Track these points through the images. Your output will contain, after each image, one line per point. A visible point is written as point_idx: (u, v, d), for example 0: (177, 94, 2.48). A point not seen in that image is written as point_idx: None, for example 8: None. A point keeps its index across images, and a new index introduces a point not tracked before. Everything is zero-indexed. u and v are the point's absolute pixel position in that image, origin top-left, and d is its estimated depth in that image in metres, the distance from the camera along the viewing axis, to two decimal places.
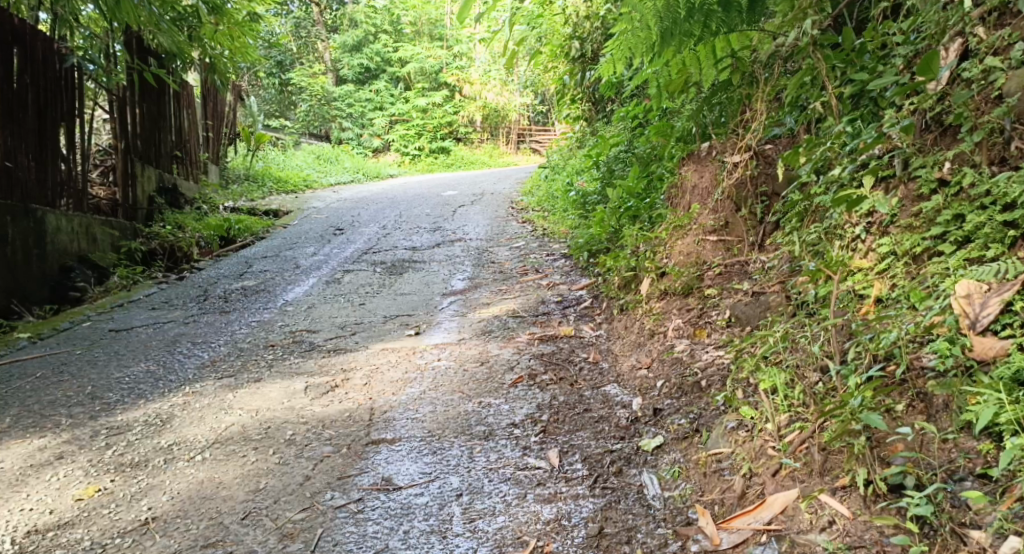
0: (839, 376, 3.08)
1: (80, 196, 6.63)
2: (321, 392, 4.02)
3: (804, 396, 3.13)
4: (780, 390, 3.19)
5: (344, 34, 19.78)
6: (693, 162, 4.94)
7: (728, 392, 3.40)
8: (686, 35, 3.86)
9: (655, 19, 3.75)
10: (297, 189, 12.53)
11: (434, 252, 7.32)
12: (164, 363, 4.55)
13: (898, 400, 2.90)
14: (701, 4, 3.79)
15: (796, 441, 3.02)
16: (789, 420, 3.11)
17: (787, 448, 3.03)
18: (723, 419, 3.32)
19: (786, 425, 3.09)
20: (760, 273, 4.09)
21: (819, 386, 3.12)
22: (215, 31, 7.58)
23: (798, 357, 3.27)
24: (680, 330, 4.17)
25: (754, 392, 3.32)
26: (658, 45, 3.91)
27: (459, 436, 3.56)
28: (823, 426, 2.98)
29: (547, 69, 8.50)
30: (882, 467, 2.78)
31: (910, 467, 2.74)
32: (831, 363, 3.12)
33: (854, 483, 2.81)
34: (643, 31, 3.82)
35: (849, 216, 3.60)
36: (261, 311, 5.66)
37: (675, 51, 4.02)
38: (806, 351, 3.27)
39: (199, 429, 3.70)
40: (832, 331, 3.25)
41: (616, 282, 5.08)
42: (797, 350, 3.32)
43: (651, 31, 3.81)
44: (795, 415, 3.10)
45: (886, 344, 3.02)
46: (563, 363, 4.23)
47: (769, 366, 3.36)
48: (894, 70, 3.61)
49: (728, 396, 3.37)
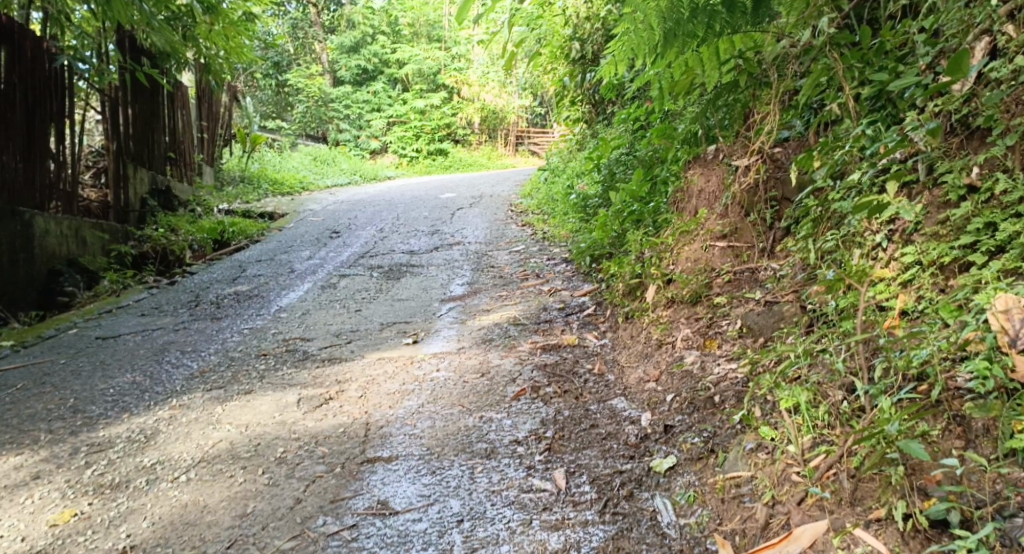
0: (866, 395, 2.91)
1: (70, 198, 6.43)
2: (314, 405, 3.84)
3: (827, 417, 2.96)
4: (803, 409, 3.02)
5: (341, 35, 19.58)
6: (699, 165, 4.74)
7: (745, 410, 3.22)
8: (688, 37, 3.65)
9: (658, 20, 3.56)
10: (292, 191, 12.34)
11: (432, 256, 7.14)
12: (151, 374, 4.37)
13: (932, 423, 2.74)
14: (705, 3, 3.58)
15: (822, 466, 2.85)
16: (813, 443, 2.94)
17: (813, 475, 2.86)
18: (740, 439, 3.14)
19: (810, 448, 2.92)
20: (772, 282, 3.91)
21: (845, 406, 2.95)
22: (211, 30, 7.34)
23: (820, 374, 3.10)
24: (690, 340, 3.99)
25: (773, 410, 3.15)
26: (660, 47, 3.70)
27: (459, 454, 3.38)
28: (852, 451, 2.82)
29: (546, 70, 8.32)
30: (922, 500, 2.63)
31: (954, 502, 2.58)
32: (857, 382, 2.96)
33: (891, 516, 2.66)
34: (645, 31, 3.62)
35: (869, 223, 3.42)
36: (254, 318, 5.47)
37: (678, 52, 3.86)
38: (828, 368, 3.09)
39: (184, 445, 3.52)
40: (854, 346, 3.08)
41: (620, 289, 4.89)
42: (818, 366, 3.15)
43: (653, 32, 3.60)
44: (819, 437, 2.94)
45: (917, 362, 2.86)
46: (566, 375, 4.05)
47: (788, 384, 3.18)
48: (915, 71, 3.46)
49: (746, 415, 3.19)
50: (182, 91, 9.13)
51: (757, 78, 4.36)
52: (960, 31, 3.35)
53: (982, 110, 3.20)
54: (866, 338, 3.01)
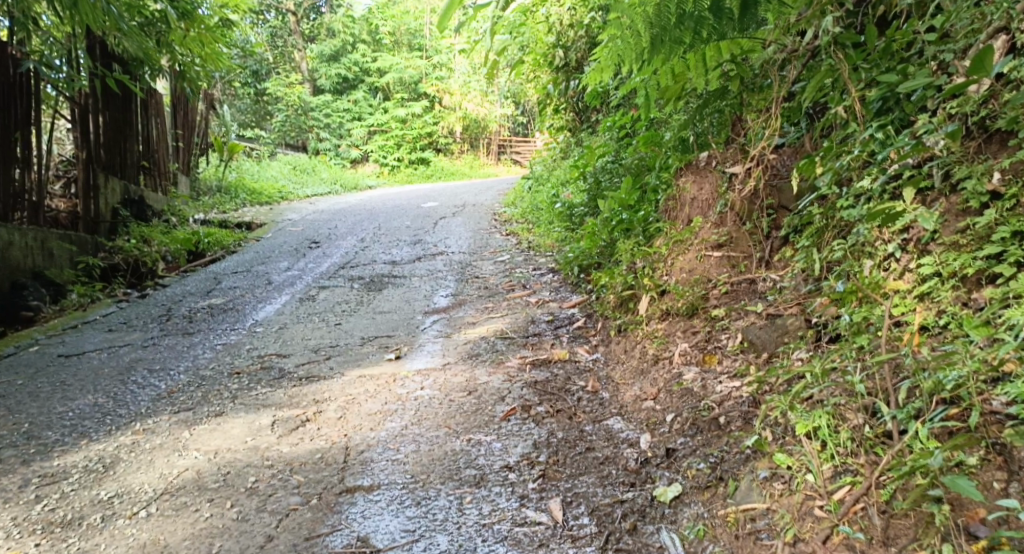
0: (893, 420, 2.71)
1: (35, 208, 6.19)
2: (289, 428, 3.59)
3: (850, 443, 2.75)
4: (821, 436, 2.81)
5: (321, 44, 19.26)
6: (691, 173, 4.51)
7: (756, 435, 3.00)
8: (676, 42, 3.42)
9: (643, 25, 3.33)
10: (270, 200, 12.07)
11: (415, 267, 6.90)
12: (114, 395, 4.12)
13: (968, 452, 2.55)
14: (692, 10, 3.30)
15: (847, 500, 2.64)
16: (835, 472, 2.73)
17: (838, 509, 2.64)
18: (752, 466, 2.92)
19: (832, 479, 2.71)
20: (774, 294, 3.69)
21: (867, 431, 2.75)
22: (185, 37, 7.04)
23: (837, 396, 2.90)
24: (688, 356, 3.76)
25: (786, 435, 2.93)
26: (648, 53, 3.56)
27: (446, 482, 3.14)
28: (881, 483, 2.62)
29: (529, 78, 8.13)
30: (969, 542, 2.43)
31: (1004, 544, 2.39)
32: (879, 407, 2.76)
33: None
34: (633, 35, 3.45)
35: (881, 231, 3.22)
36: (229, 333, 5.21)
37: (664, 59, 3.69)
38: (845, 389, 2.89)
39: (146, 476, 3.25)
40: (875, 366, 2.87)
41: (611, 301, 4.66)
42: (831, 388, 2.94)
43: (640, 37, 3.39)
44: (841, 466, 2.73)
45: (948, 385, 2.67)
46: (558, 393, 3.81)
47: (803, 406, 2.96)
48: (926, 72, 3.27)
49: (758, 440, 2.97)
50: (156, 99, 8.86)
51: (752, 83, 4.16)
52: (974, 30, 3.16)
53: (1002, 112, 3.01)
54: (886, 358, 2.82)
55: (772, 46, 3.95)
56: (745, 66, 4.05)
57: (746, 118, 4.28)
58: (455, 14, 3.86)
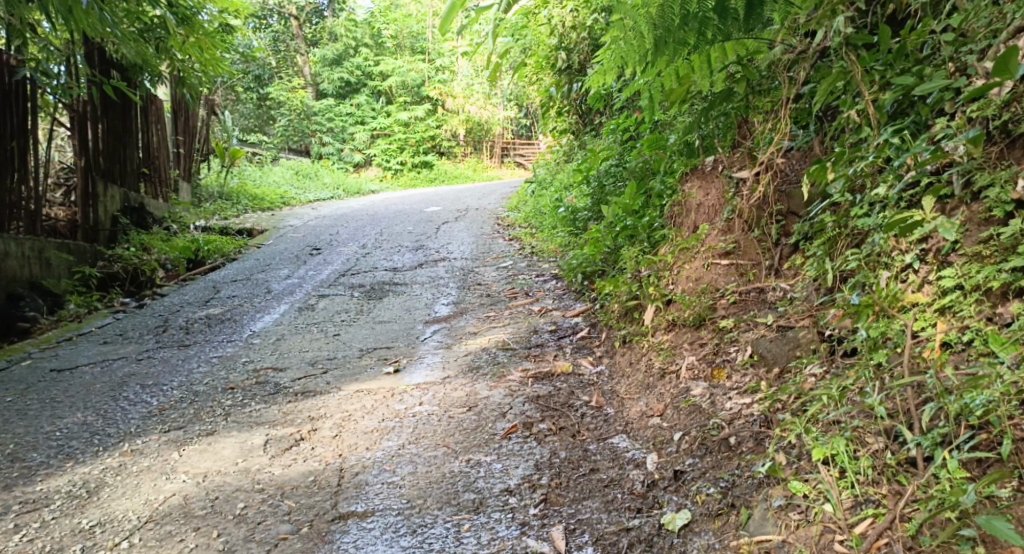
0: (917, 447, 2.59)
1: (33, 217, 6.08)
2: (283, 448, 3.47)
3: (871, 471, 2.63)
4: (840, 462, 2.69)
5: (323, 47, 19.05)
6: (696, 177, 4.36)
7: (770, 459, 2.86)
8: (679, 43, 3.32)
9: (646, 26, 3.24)
10: (272, 205, 11.95)
11: (417, 274, 6.76)
12: (104, 413, 3.99)
13: (1001, 484, 2.43)
14: (696, 10, 3.17)
15: (870, 534, 2.52)
16: (855, 502, 2.61)
17: (861, 544, 2.52)
18: (766, 493, 2.79)
19: (853, 510, 2.60)
20: (785, 304, 3.54)
21: (889, 457, 2.63)
22: (184, 43, 6.88)
23: (857, 419, 2.76)
24: (695, 370, 3.62)
25: (800, 459, 2.80)
26: (651, 54, 3.42)
27: (444, 507, 3.04)
28: (905, 516, 2.51)
29: (531, 81, 7.97)
30: None
31: None
32: (904, 432, 2.63)
33: None
34: (636, 37, 3.33)
35: (897, 241, 3.07)
36: (225, 345, 5.07)
37: (669, 62, 3.63)
38: (866, 411, 2.76)
39: (131, 502, 3.15)
40: (896, 386, 2.74)
41: (616, 310, 4.52)
42: (849, 410, 2.80)
43: (644, 39, 3.30)
44: (862, 495, 2.61)
45: (977, 410, 2.55)
46: (561, 409, 3.67)
47: (819, 429, 2.83)
48: (943, 74, 3.12)
49: (771, 465, 2.83)
50: (156, 105, 8.73)
51: (759, 85, 4.01)
52: (994, 30, 3.02)
53: None
54: (908, 379, 2.69)
55: (778, 47, 3.82)
56: (751, 68, 3.95)
57: (752, 120, 4.11)
58: (457, 16, 3.74)
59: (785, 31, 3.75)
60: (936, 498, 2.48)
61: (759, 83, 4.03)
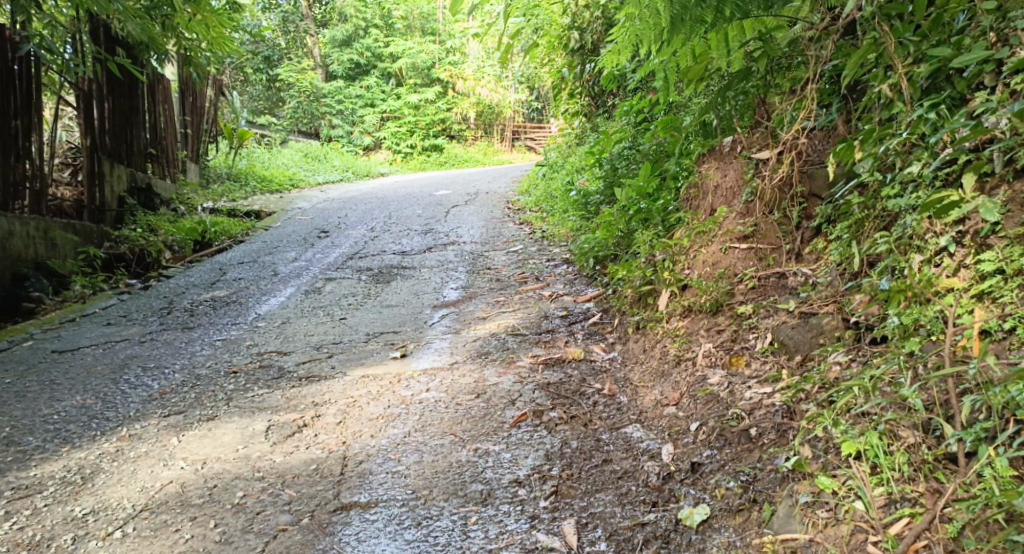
0: (959, 443, 2.47)
1: (39, 196, 5.98)
2: (286, 434, 3.35)
3: (907, 468, 2.51)
4: (873, 458, 2.57)
5: (334, 29, 18.83)
6: (715, 159, 4.26)
7: (795, 453, 2.74)
8: (697, 22, 3.35)
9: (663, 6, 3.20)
10: (281, 188, 11.82)
11: (425, 257, 6.63)
12: (103, 396, 3.88)
13: None
14: None
15: (907, 536, 2.41)
16: (889, 502, 2.49)
17: (897, 546, 2.41)
18: (791, 489, 2.67)
19: (887, 510, 2.48)
20: (807, 289, 3.40)
21: (927, 452, 2.51)
22: (191, 20, 6.68)
23: (889, 412, 2.63)
24: (712, 357, 3.48)
25: (828, 453, 2.67)
26: (666, 34, 3.38)
27: (450, 499, 2.92)
28: (948, 516, 2.39)
29: (543, 61, 7.80)
30: None
31: None
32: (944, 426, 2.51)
33: None
34: (651, 16, 3.27)
35: (932, 223, 2.93)
36: (229, 328, 4.95)
37: (685, 40, 3.49)
38: (900, 404, 2.63)
39: (125, 490, 3.04)
40: (933, 378, 2.61)
41: (629, 295, 4.37)
42: (881, 401, 2.67)
43: (659, 18, 3.25)
44: (897, 494, 2.49)
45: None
46: (573, 397, 3.54)
47: (847, 421, 2.70)
48: (983, 45, 2.98)
49: (797, 460, 2.71)
50: (163, 84, 8.59)
51: (782, 62, 3.85)
52: None
53: None
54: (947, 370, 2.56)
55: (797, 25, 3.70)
56: (772, 44, 3.65)
57: (772, 101, 3.96)
58: None
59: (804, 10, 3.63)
60: (980, 499, 2.36)
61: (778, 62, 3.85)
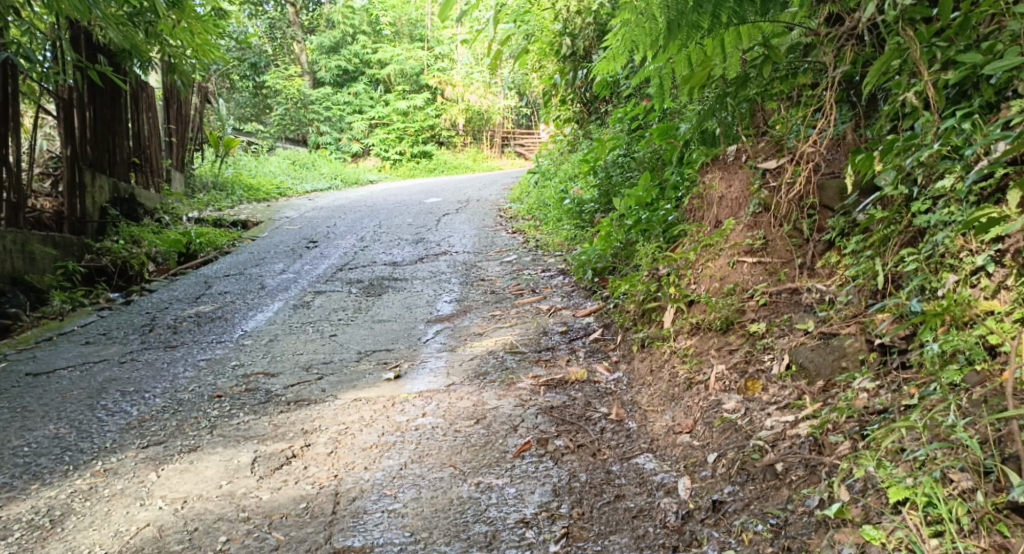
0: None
1: (15, 208, 5.70)
2: (273, 467, 3.13)
3: (966, 519, 2.33)
4: (926, 507, 2.39)
5: (321, 35, 18.54)
6: (718, 168, 4.00)
7: (835, 498, 2.55)
8: (693, 28, 3.14)
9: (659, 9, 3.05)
10: (268, 196, 11.60)
11: (417, 269, 6.40)
12: (78, 425, 3.64)
13: None
14: None
15: None
16: None
17: None
18: (831, 537, 2.49)
19: None
20: (825, 308, 3.18)
21: (983, 499, 2.34)
22: (175, 27, 6.38)
23: (937, 452, 2.46)
24: (725, 381, 3.26)
25: (870, 496, 2.50)
26: (661, 40, 3.20)
27: (453, 541, 2.72)
28: None
29: (535, 67, 7.60)
30: None
31: None
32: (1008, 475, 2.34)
33: None
34: (646, 22, 3.14)
35: (967, 241, 2.76)
36: (214, 346, 4.72)
37: (681, 46, 3.35)
38: (950, 445, 2.45)
39: (98, 534, 2.83)
40: (988, 418, 2.44)
41: (632, 310, 4.15)
42: (925, 441, 2.50)
43: (656, 22, 3.10)
44: (956, 548, 2.31)
45: None
46: (578, 423, 3.32)
47: (891, 462, 2.53)
48: (1017, 51, 2.78)
49: (839, 507, 2.52)
50: (146, 91, 8.32)
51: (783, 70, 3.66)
52: None
53: None
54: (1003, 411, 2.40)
55: (796, 29, 3.50)
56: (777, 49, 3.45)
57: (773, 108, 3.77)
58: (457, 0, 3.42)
59: (804, 13, 3.41)
60: None
61: (781, 68, 3.62)
